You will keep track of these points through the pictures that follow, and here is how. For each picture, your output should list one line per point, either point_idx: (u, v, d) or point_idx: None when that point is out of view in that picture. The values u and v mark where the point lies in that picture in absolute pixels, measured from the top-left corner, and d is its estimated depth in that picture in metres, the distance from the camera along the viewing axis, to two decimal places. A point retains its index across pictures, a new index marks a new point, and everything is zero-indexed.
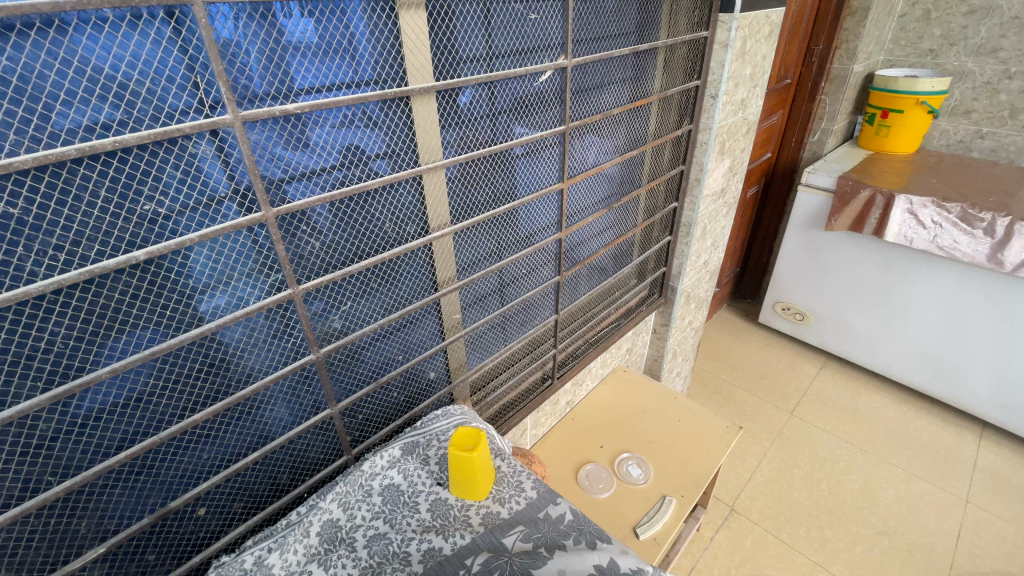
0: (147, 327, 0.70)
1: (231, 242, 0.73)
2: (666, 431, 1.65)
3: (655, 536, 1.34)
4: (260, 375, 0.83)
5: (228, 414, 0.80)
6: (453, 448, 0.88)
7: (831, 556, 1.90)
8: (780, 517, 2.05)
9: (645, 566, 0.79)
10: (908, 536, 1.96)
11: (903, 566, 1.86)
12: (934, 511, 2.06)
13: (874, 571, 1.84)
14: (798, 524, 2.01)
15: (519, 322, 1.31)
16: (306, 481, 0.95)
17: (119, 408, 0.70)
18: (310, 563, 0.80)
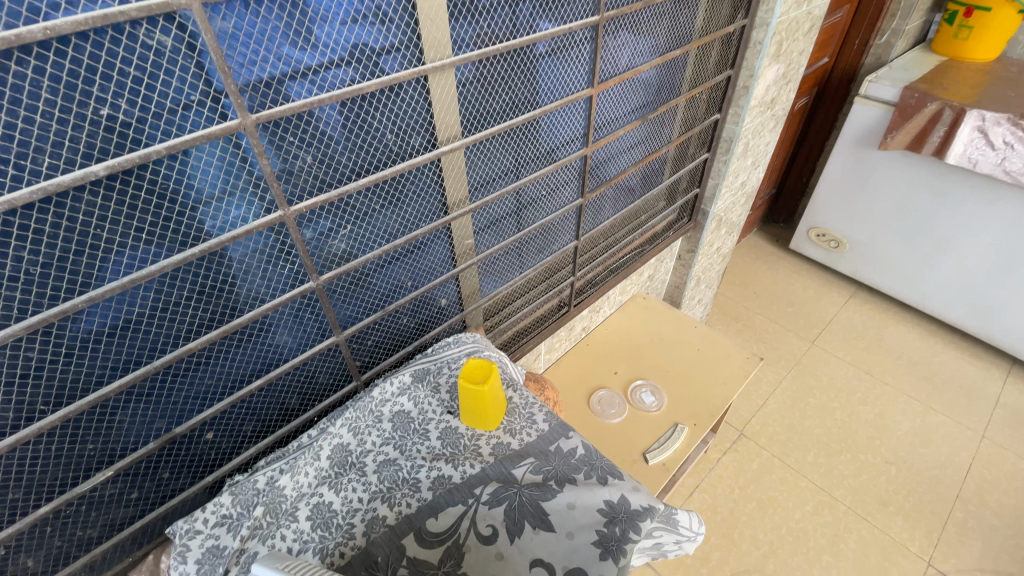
0: (124, 253, 0.63)
1: (208, 154, 0.64)
2: (683, 360, 1.61)
3: (665, 462, 1.35)
4: (259, 302, 0.78)
5: (226, 341, 0.77)
6: (463, 380, 0.84)
7: (836, 482, 1.93)
8: (789, 443, 2.08)
9: (656, 504, 0.78)
10: (917, 467, 1.98)
11: (907, 495, 1.89)
12: (947, 444, 2.06)
13: (877, 497, 1.88)
14: (807, 451, 2.04)
15: (536, 247, 1.23)
16: (316, 406, 0.94)
17: (107, 337, 0.66)
18: (321, 485, 0.80)
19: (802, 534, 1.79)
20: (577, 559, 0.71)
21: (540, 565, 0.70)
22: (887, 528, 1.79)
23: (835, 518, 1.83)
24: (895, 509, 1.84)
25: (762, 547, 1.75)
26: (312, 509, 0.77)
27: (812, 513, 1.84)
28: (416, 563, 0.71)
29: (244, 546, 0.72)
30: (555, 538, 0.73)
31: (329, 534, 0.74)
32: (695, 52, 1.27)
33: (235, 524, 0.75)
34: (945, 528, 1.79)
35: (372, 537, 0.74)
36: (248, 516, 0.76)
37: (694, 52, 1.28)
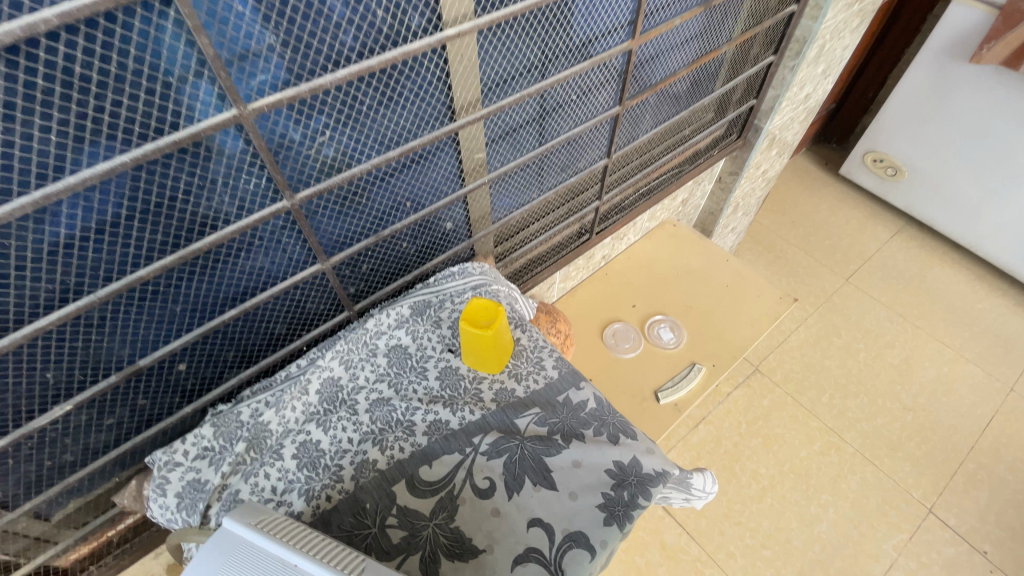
0: (66, 152, 0.51)
1: (124, 30, 0.48)
2: (708, 296, 1.49)
3: (677, 402, 1.28)
4: (226, 222, 0.67)
5: (192, 265, 0.67)
6: (464, 323, 0.74)
7: (848, 425, 1.90)
8: (804, 382, 2.02)
9: (670, 470, 0.70)
10: (934, 416, 1.91)
11: (919, 442, 1.85)
12: (971, 395, 1.97)
13: (887, 443, 1.85)
14: (822, 391, 1.99)
15: (559, 165, 1.07)
16: (305, 335, 0.86)
17: (53, 257, 0.56)
18: (308, 422, 0.74)
19: (804, 472, 1.78)
20: (579, 522, 0.65)
21: (538, 525, 0.65)
22: (893, 473, 1.77)
23: (840, 459, 1.81)
24: (904, 455, 1.81)
25: (761, 481, 1.76)
26: (298, 447, 0.72)
27: (817, 453, 1.82)
28: (406, 512, 0.67)
29: (226, 482, 0.68)
30: (557, 497, 0.67)
31: (315, 475, 0.70)
32: None
33: (216, 457, 0.71)
34: (953, 477, 1.76)
35: (361, 482, 0.69)
36: (230, 451, 0.71)
37: None
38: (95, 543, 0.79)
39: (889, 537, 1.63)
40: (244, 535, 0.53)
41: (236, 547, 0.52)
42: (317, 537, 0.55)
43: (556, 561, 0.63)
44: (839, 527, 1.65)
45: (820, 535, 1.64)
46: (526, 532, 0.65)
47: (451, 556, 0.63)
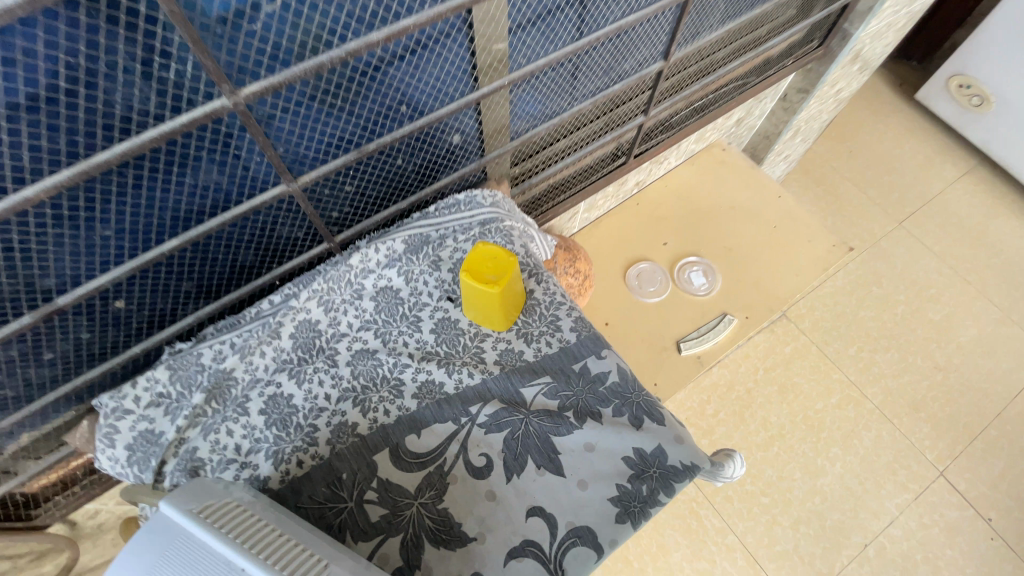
0: None
1: None
2: (751, 238, 1.31)
3: (700, 354, 1.16)
4: (142, 125, 0.50)
5: (117, 177, 0.52)
6: (469, 279, 0.61)
7: (872, 380, 1.79)
8: (832, 331, 1.88)
9: (701, 463, 0.59)
10: (964, 378, 1.80)
11: (944, 404, 1.75)
12: (1009, 359, 1.84)
13: (908, 403, 1.75)
14: (850, 343, 1.86)
15: (600, 68, 0.85)
16: (276, 267, 0.73)
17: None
18: (279, 372, 0.64)
19: (817, 424, 1.71)
20: (587, 516, 0.56)
21: (539, 516, 0.56)
22: (909, 432, 1.70)
23: (857, 414, 1.73)
24: (925, 416, 1.73)
25: (770, 430, 1.70)
26: (266, 401, 0.62)
27: (833, 406, 1.75)
28: (388, 487, 0.58)
29: (183, 435, 0.60)
30: (563, 485, 0.58)
31: (286, 435, 0.60)
32: None
33: (172, 407, 0.61)
34: (973, 443, 1.68)
35: (337, 447, 0.60)
36: (187, 401, 0.61)
37: None
38: (60, 472, 0.73)
39: (893, 496, 1.59)
40: (187, 525, 0.43)
41: (176, 539, 0.43)
42: (273, 533, 0.46)
43: (557, 559, 0.54)
44: (843, 481, 1.61)
45: (822, 488, 1.61)
46: (524, 522, 0.56)
47: (437, 541, 0.55)
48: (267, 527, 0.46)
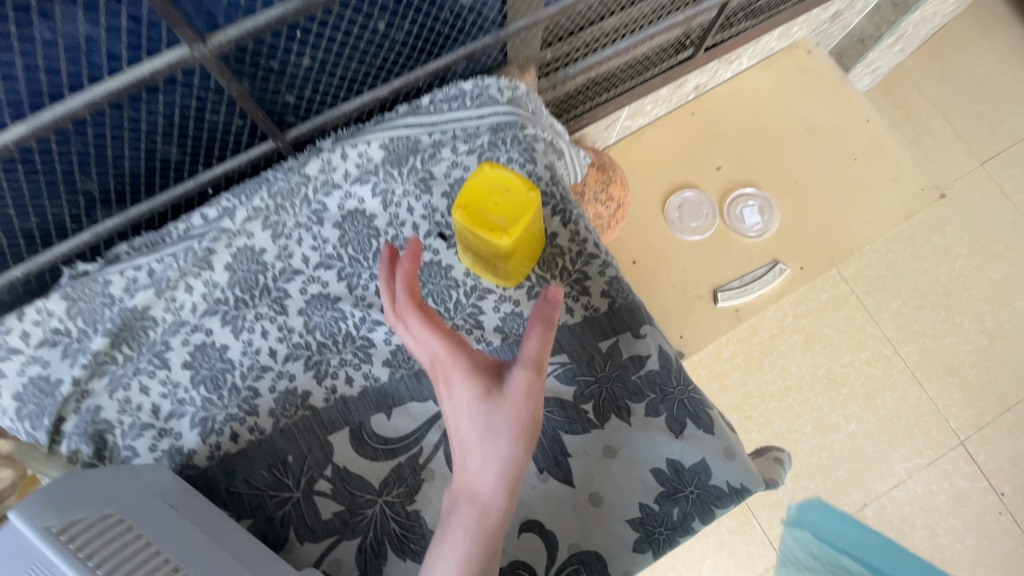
0: None
1: None
2: (824, 171, 1.07)
3: (738, 307, 0.99)
4: None
5: None
6: (473, 225, 0.43)
7: (909, 336, 1.39)
8: (880, 281, 1.42)
9: (754, 486, 0.45)
10: (1013, 346, 1.38)
11: (984, 373, 1.37)
12: None
13: (945, 369, 1.37)
14: (894, 296, 1.42)
15: None
16: (202, 170, 0.54)
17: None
18: (209, 315, 0.48)
19: (839, 379, 1.37)
20: (596, 539, 0.44)
21: (535, 534, 0.44)
22: (938, 399, 1.36)
23: (885, 373, 1.37)
24: (959, 382, 1.36)
25: (789, 380, 1.37)
26: (191, 352, 0.47)
27: (862, 362, 1.38)
28: (346, 478, 0.45)
29: (85, 388, 0.46)
30: (570, 498, 0.44)
31: (217, 399, 0.46)
32: None
33: (71, 349, 0.47)
34: (1003, 415, 1.35)
35: (282, 422, 0.46)
36: (89, 342, 0.47)
37: None
38: None
39: (905, 459, 1.32)
40: (31, 554, 0.29)
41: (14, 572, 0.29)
42: (167, 569, 0.32)
43: None
44: (856, 440, 1.34)
45: (831, 445, 1.34)
46: (516, 540, 0.43)
47: (403, 552, 0.43)
48: (160, 558, 0.32)
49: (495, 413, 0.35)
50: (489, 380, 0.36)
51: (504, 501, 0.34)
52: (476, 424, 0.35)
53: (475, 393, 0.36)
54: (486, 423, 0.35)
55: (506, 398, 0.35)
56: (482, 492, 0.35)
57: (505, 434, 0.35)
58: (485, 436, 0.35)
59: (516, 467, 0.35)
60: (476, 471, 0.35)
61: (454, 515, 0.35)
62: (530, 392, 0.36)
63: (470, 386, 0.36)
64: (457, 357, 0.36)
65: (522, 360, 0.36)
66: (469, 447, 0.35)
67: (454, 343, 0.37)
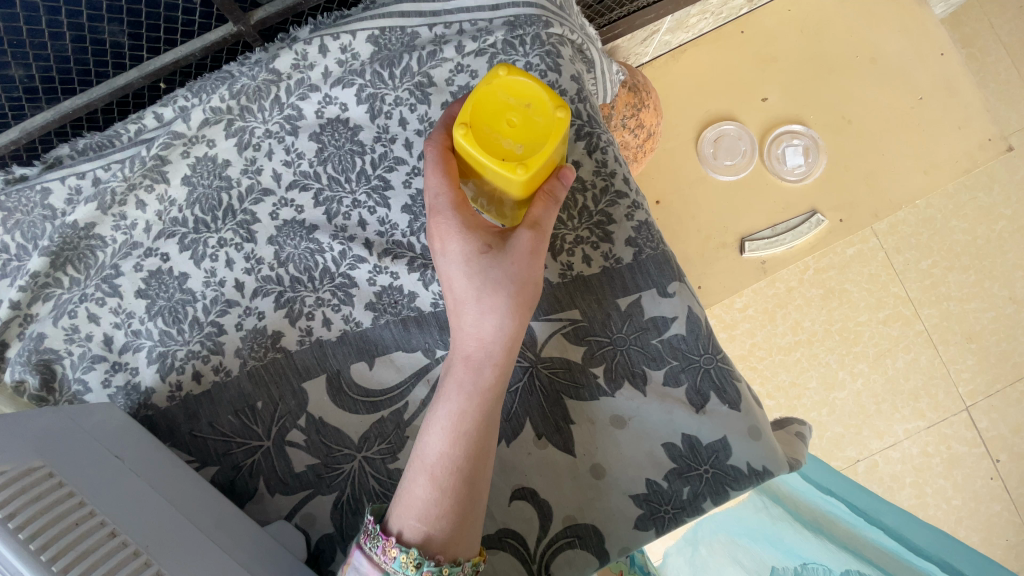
0: None
1: None
2: (884, 107, 0.93)
3: (765, 259, 0.91)
4: None
5: None
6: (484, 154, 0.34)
7: (933, 298, 1.30)
8: (913, 239, 1.31)
9: (779, 469, 0.39)
10: None
11: (1005, 340, 1.30)
12: None
13: (966, 335, 1.30)
14: (926, 254, 1.30)
15: None
16: (149, 60, 0.45)
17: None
18: (164, 237, 0.41)
19: (852, 337, 1.30)
20: (595, 513, 0.39)
21: (527, 503, 0.39)
22: (951, 363, 1.29)
23: (902, 334, 1.30)
24: (977, 349, 1.29)
25: (800, 335, 1.31)
26: (146, 278, 0.41)
27: (879, 321, 1.30)
28: (321, 430, 0.40)
29: (28, 313, 0.40)
30: (570, 469, 0.40)
31: (176, 333, 0.41)
32: None
33: (11, 267, 0.41)
34: (1015, 384, 1.29)
35: (250, 364, 0.40)
36: (29, 259, 0.41)
37: None
38: None
39: (905, 420, 1.29)
40: None
41: None
42: (103, 534, 0.28)
43: (542, 561, 0.39)
44: (858, 399, 1.30)
45: (833, 401, 1.31)
46: (506, 508, 0.39)
47: None
48: (94, 521, 0.28)
49: (494, 268, 0.33)
50: (485, 238, 0.34)
51: (501, 362, 0.33)
52: (473, 279, 0.33)
53: (469, 249, 0.34)
54: (484, 277, 0.33)
55: (508, 250, 0.33)
56: (476, 350, 0.33)
57: (503, 289, 0.33)
58: (483, 291, 0.33)
59: (516, 330, 0.33)
60: (470, 329, 0.33)
61: (445, 377, 0.33)
62: (532, 250, 0.34)
63: (463, 243, 0.34)
64: (458, 209, 0.35)
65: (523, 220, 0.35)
66: (463, 304, 0.34)
67: (457, 195, 0.35)
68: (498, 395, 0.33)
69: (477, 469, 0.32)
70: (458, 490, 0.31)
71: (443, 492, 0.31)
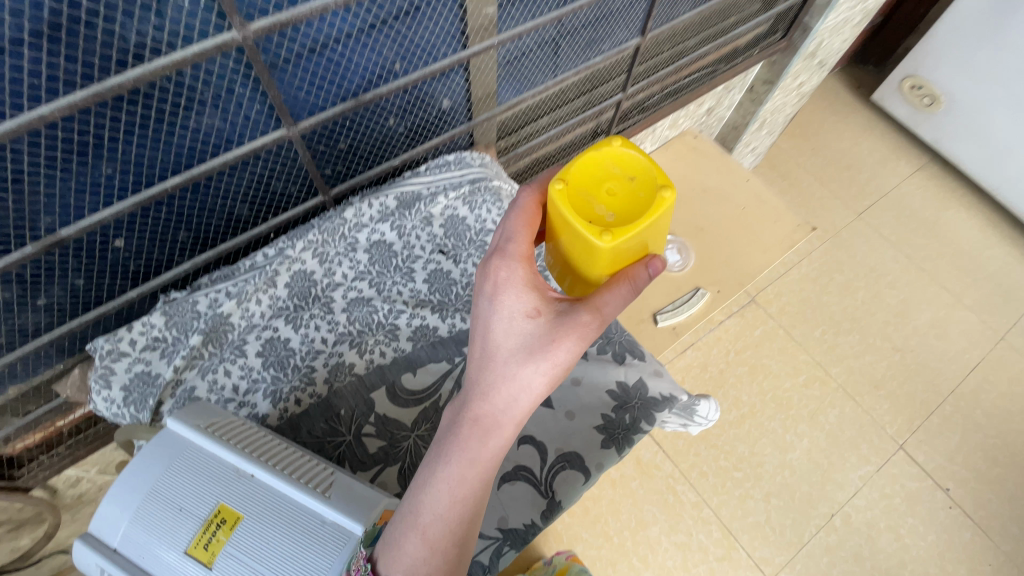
0: None
1: None
2: (724, 217, 1.37)
3: (676, 325, 1.23)
4: (126, 63, 0.47)
5: (137, 104, 0.51)
6: (579, 219, 0.39)
7: (836, 358, 1.61)
8: (800, 315, 1.67)
9: (679, 395, 0.63)
10: (921, 357, 1.61)
11: (903, 382, 1.58)
12: (961, 340, 1.64)
13: (871, 383, 1.58)
14: (815, 326, 1.66)
15: (581, 42, 0.86)
16: (273, 219, 0.72)
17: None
18: (276, 318, 0.65)
19: (785, 403, 1.54)
20: (574, 443, 0.60)
21: (529, 443, 0.60)
22: (871, 410, 1.54)
23: (823, 392, 1.56)
24: (885, 393, 1.56)
25: (742, 408, 1.52)
26: (263, 344, 0.63)
27: (801, 385, 1.57)
28: (386, 421, 0.60)
29: (180, 377, 0.60)
30: (552, 416, 0.61)
31: (283, 375, 0.62)
32: None
33: (168, 350, 0.62)
34: (929, 418, 1.53)
35: (335, 385, 0.62)
36: (184, 343, 0.62)
37: None
38: (45, 432, 0.71)
39: (857, 468, 1.46)
40: (190, 441, 0.45)
41: (182, 449, 0.44)
42: (282, 445, 0.48)
43: (547, 482, 0.58)
44: (811, 455, 1.47)
45: (792, 462, 1.46)
46: (516, 450, 0.59)
47: None
48: (275, 439, 0.49)
49: (530, 334, 0.39)
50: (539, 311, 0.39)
51: (504, 435, 0.39)
52: (508, 345, 0.40)
53: (518, 317, 0.39)
54: (519, 348, 0.39)
55: (550, 332, 0.39)
56: (489, 419, 0.39)
57: (535, 367, 0.38)
58: (512, 363, 0.39)
59: (528, 407, 0.40)
60: (499, 398, 0.39)
61: (459, 433, 0.39)
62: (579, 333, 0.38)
63: (515, 310, 0.40)
64: (520, 269, 0.41)
65: (588, 301, 0.39)
66: (492, 361, 0.40)
67: (526, 254, 0.41)
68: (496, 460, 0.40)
69: (463, 538, 0.39)
70: (445, 552, 0.39)
71: (432, 554, 0.38)
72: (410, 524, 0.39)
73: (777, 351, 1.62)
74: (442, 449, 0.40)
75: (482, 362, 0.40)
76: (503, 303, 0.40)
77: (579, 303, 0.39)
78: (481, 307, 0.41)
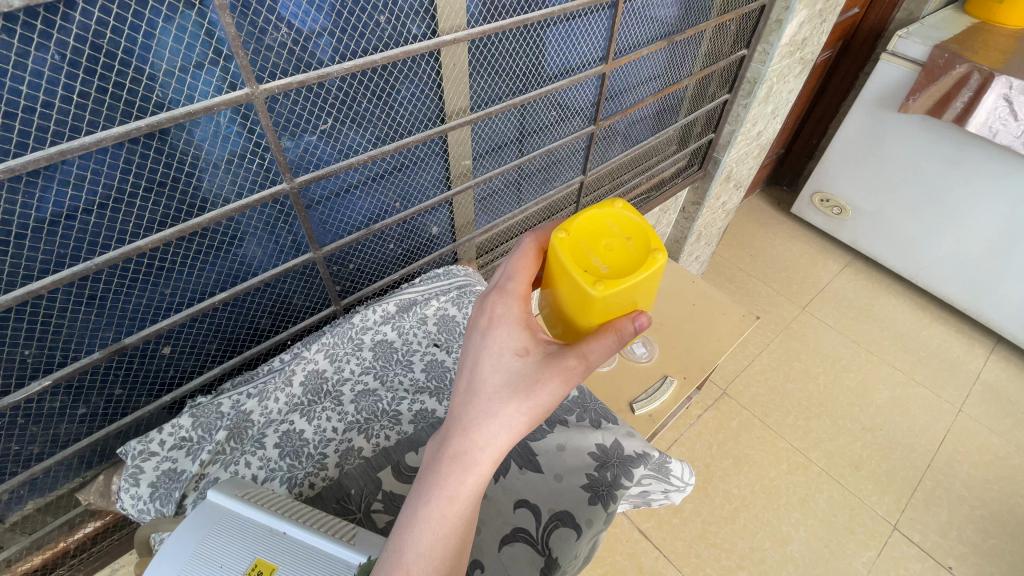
0: (88, 163, 0.53)
1: (169, 80, 0.52)
2: (678, 313, 1.55)
3: (652, 413, 1.32)
4: (202, 210, 0.64)
5: (197, 240, 0.66)
6: (578, 267, 0.52)
7: (812, 443, 1.65)
8: (771, 404, 1.76)
9: (650, 452, 0.73)
10: (892, 435, 1.68)
11: (882, 461, 1.62)
12: (923, 414, 1.73)
13: (851, 464, 1.61)
14: (786, 413, 1.73)
15: (539, 180, 1.10)
16: (291, 328, 0.85)
17: (18, 238, 0.52)
18: (292, 412, 0.74)
19: (774, 492, 1.54)
20: (564, 502, 0.67)
21: (525, 507, 0.67)
22: (858, 491, 1.55)
23: (808, 479, 1.57)
24: (867, 473, 1.59)
25: (734, 502, 1.52)
26: (281, 436, 0.71)
27: (786, 473, 1.59)
28: (393, 497, 0.66)
29: (202, 472, 0.67)
30: (542, 480, 0.69)
31: (298, 463, 0.69)
32: (711, 30, 1.16)
33: (194, 448, 0.69)
34: (914, 494, 1.55)
35: (346, 467, 0.70)
36: (209, 441, 0.70)
37: (710, 32, 1.17)
38: (52, 552, 0.74)
39: (858, 554, 1.43)
40: (229, 507, 0.51)
41: (220, 516, 0.50)
42: (310, 510, 0.55)
43: (543, 540, 0.64)
44: (811, 546, 1.44)
45: (793, 556, 1.42)
46: (513, 513, 0.66)
47: None
48: (302, 505, 0.55)
49: (514, 372, 0.50)
50: (530, 358, 0.51)
51: (482, 471, 0.47)
52: (495, 379, 0.50)
53: (512, 356, 0.51)
54: (505, 384, 0.49)
55: (534, 374, 0.49)
56: (469, 453, 0.47)
57: (516, 405, 0.48)
58: (497, 397, 0.49)
59: (503, 445, 0.48)
60: (485, 435, 0.48)
61: (446, 463, 0.47)
62: (558, 379, 0.49)
63: (509, 348, 0.52)
64: (516, 308, 0.54)
65: (574, 349, 0.50)
66: (482, 391, 0.50)
67: (524, 294, 0.56)
68: (471, 496, 0.47)
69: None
70: None
71: None
72: (394, 562, 0.44)
73: (755, 438, 1.67)
74: (431, 478, 0.47)
75: (473, 390, 0.50)
76: (499, 336, 0.52)
77: (568, 350, 0.50)
78: (477, 340, 0.53)
